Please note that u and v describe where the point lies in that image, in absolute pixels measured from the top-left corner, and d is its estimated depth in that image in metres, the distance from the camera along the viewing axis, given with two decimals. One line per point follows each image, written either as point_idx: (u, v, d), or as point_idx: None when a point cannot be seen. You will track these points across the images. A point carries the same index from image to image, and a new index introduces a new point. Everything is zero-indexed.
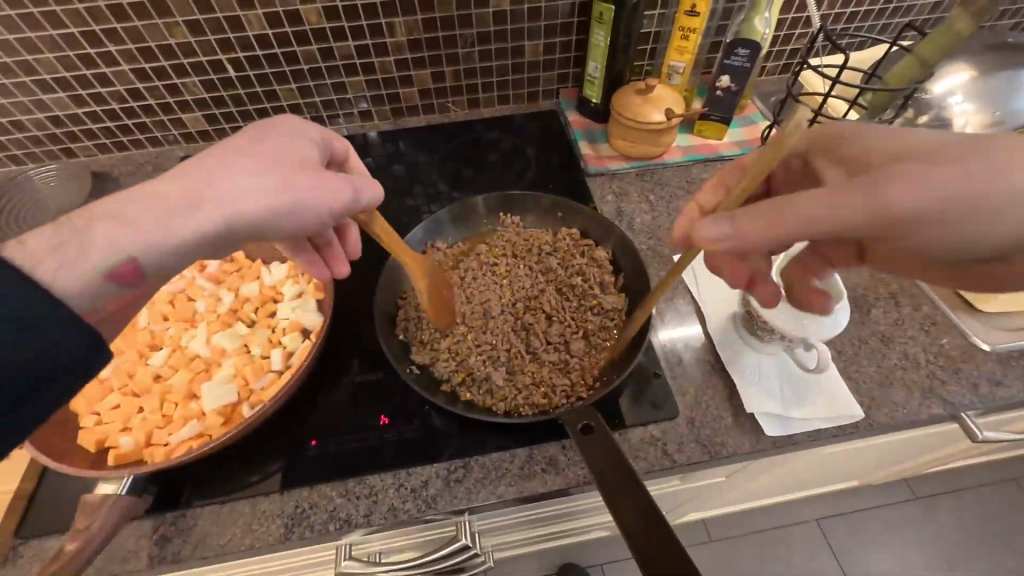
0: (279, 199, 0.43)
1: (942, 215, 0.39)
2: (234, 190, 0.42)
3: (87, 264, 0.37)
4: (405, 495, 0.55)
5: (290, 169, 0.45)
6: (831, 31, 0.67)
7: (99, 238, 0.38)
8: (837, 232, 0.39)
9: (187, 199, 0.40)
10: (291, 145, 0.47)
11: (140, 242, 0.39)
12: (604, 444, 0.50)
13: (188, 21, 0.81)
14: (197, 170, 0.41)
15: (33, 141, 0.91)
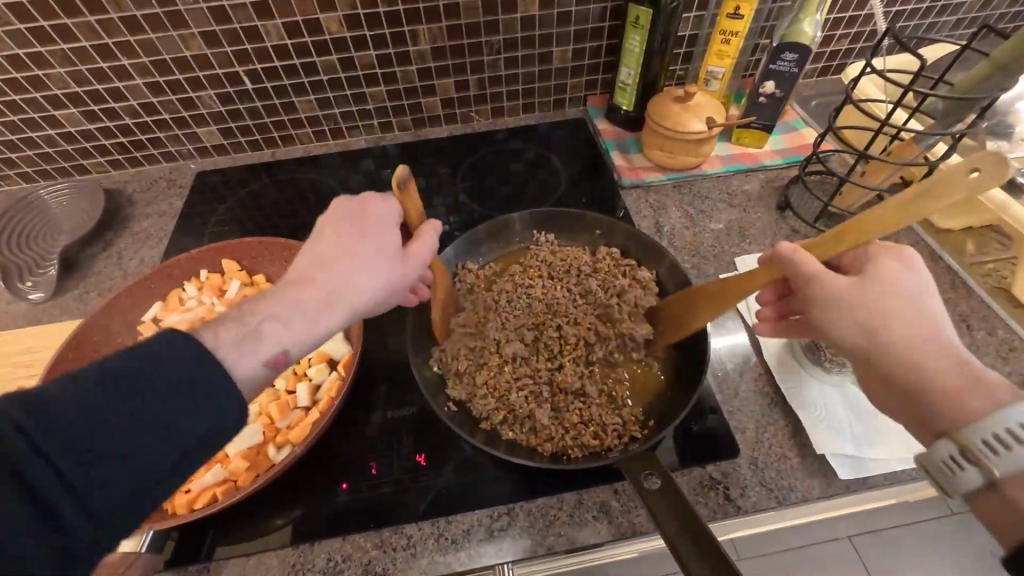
0: (392, 282, 0.45)
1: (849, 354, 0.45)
2: (362, 286, 0.44)
3: (250, 357, 0.39)
4: (446, 546, 0.51)
5: (394, 249, 0.46)
6: (897, 35, 0.62)
7: (251, 348, 0.39)
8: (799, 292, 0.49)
9: (321, 295, 0.42)
10: (382, 219, 0.46)
11: (286, 334, 0.41)
12: (671, 496, 0.45)
13: (203, 32, 0.78)
14: (322, 271, 0.43)
15: (43, 158, 0.88)
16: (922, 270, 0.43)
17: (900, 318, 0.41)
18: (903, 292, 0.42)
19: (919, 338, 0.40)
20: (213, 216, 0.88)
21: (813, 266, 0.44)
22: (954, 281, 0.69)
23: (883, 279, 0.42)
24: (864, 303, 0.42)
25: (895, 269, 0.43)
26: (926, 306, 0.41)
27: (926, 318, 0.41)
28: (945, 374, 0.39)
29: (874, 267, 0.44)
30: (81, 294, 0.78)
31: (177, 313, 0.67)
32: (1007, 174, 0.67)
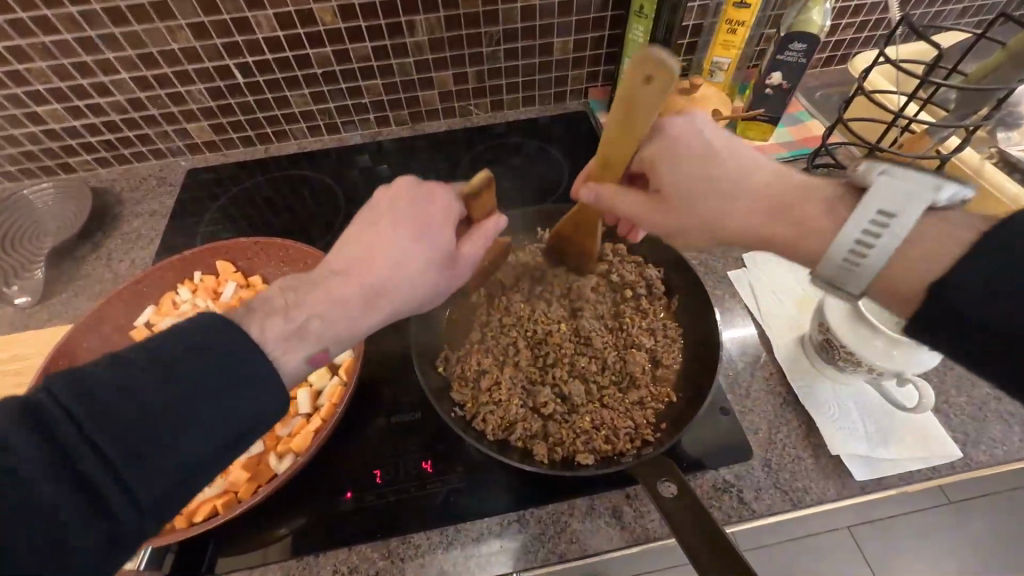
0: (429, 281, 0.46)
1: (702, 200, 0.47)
2: (408, 286, 0.45)
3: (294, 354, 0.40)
4: (455, 554, 0.50)
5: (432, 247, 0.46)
6: (912, 21, 0.60)
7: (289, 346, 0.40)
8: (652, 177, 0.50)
9: (369, 290, 0.43)
10: (426, 221, 0.46)
11: (333, 327, 0.42)
12: (686, 502, 0.44)
13: (192, 23, 0.74)
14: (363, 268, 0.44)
15: (26, 156, 0.85)
16: (699, 139, 0.48)
17: (705, 198, 0.47)
18: (682, 170, 0.47)
19: (721, 201, 0.46)
20: (206, 214, 0.85)
21: (612, 200, 0.51)
22: None
23: (660, 176, 0.49)
24: (668, 216, 0.49)
25: (670, 164, 0.48)
26: (706, 169, 0.47)
27: (726, 186, 0.46)
28: (752, 224, 0.46)
29: (659, 171, 0.49)
30: (69, 298, 0.75)
31: (171, 317, 0.65)
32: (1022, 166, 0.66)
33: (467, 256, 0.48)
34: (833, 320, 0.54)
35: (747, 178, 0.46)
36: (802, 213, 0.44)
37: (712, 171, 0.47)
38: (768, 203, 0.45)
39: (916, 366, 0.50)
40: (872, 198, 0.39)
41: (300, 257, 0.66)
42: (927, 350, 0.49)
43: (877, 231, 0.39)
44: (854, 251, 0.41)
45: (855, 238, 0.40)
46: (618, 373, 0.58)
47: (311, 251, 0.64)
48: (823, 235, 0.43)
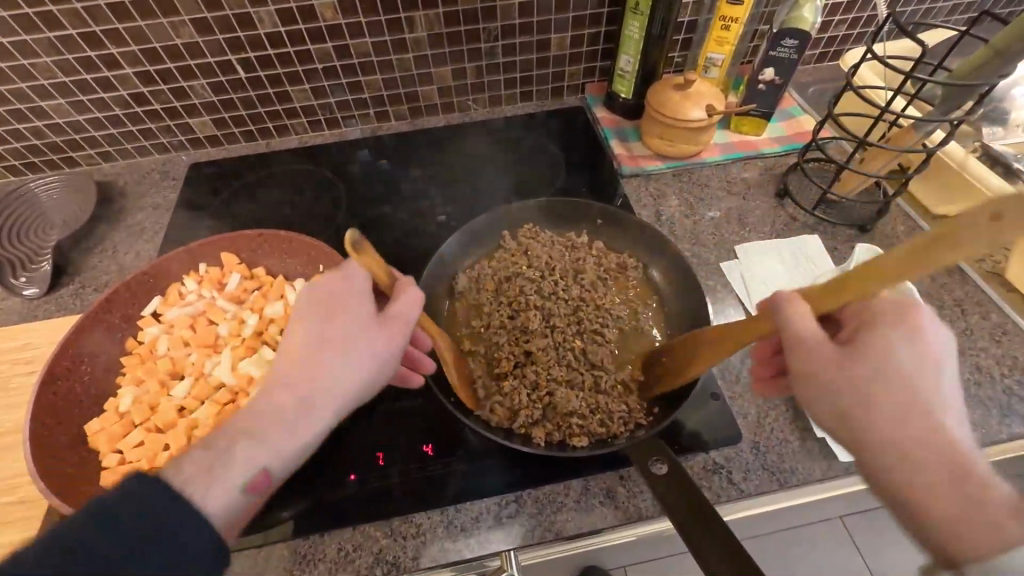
0: (370, 362, 0.44)
1: (902, 402, 0.37)
2: (348, 376, 0.43)
3: (223, 485, 0.37)
4: (455, 533, 0.52)
5: (339, 323, 0.44)
6: (899, 19, 0.61)
7: (240, 458, 0.38)
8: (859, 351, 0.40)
9: (306, 398, 0.41)
10: (336, 301, 0.45)
11: (267, 452, 0.39)
12: (678, 483, 0.45)
13: (194, 19, 0.76)
14: (302, 359, 0.42)
15: (31, 151, 0.86)
16: (888, 337, 0.40)
17: (881, 382, 0.38)
18: (890, 353, 0.39)
19: (901, 415, 0.37)
20: (209, 207, 0.87)
21: (801, 319, 0.42)
22: (949, 266, 0.70)
23: (867, 336, 0.41)
24: (836, 366, 0.40)
25: (887, 340, 0.40)
26: (903, 368, 0.39)
27: (908, 378, 0.38)
28: (909, 438, 0.37)
29: (866, 338, 0.41)
30: (76, 289, 0.76)
31: (177, 307, 0.66)
32: (1004, 159, 0.68)
33: (399, 314, 0.46)
34: None
35: (928, 388, 0.38)
36: (979, 494, 0.34)
37: (888, 377, 0.38)
38: (945, 475, 0.35)
39: None
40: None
41: (303, 248, 0.68)
42: None
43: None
44: None
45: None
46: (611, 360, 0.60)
47: (314, 242, 0.66)
48: (997, 533, 0.33)
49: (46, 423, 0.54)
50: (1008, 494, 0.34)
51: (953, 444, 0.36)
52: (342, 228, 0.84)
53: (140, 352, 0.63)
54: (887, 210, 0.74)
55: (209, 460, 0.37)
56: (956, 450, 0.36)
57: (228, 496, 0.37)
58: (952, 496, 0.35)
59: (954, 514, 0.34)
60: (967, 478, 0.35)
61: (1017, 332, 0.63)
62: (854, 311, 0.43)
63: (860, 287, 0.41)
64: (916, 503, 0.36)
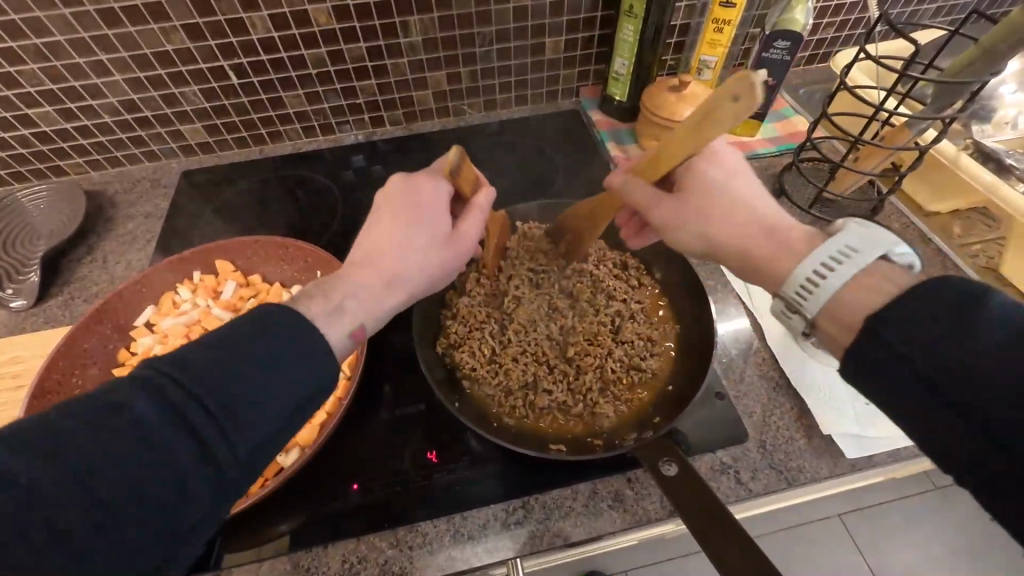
0: (438, 256, 0.48)
1: (736, 198, 0.47)
2: (429, 260, 0.48)
3: (337, 325, 0.42)
4: (462, 541, 0.51)
5: (412, 207, 0.48)
6: (891, 18, 0.62)
7: (345, 313, 0.42)
8: (697, 210, 0.48)
9: (393, 270, 0.46)
10: (403, 191, 0.48)
11: (364, 311, 0.44)
12: (688, 484, 0.45)
13: (186, 24, 0.75)
14: (367, 237, 0.47)
15: (17, 160, 0.84)
16: (725, 159, 0.49)
17: (706, 197, 0.47)
18: (709, 179, 0.48)
19: (725, 208, 0.46)
20: (202, 215, 0.85)
21: (631, 183, 0.51)
22: (945, 262, 0.71)
23: (687, 176, 0.49)
24: (696, 212, 0.48)
25: (702, 169, 0.48)
26: (711, 179, 0.48)
27: (732, 195, 0.47)
28: (742, 228, 0.46)
29: (687, 172, 0.49)
30: (65, 300, 0.75)
31: (171, 316, 0.64)
32: (997, 156, 0.68)
33: (468, 232, 0.50)
34: None
35: (727, 196, 0.47)
36: (787, 238, 0.44)
37: (722, 186, 0.47)
38: (777, 240, 0.44)
39: None
40: (838, 238, 0.41)
41: (300, 254, 0.67)
42: None
43: (840, 261, 0.39)
44: (810, 280, 0.40)
45: (817, 261, 0.40)
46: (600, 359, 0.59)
47: (312, 248, 0.65)
48: (793, 258, 0.43)
49: None
50: (807, 231, 0.44)
51: (770, 216, 0.46)
52: (339, 234, 0.83)
53: (133, 364, 0.61)
54: (881, 207, 0.75)
55: (324, 304, 0.42)
56: (773, 222, 0.45)
57: (338, 339, 0.42)
58: (772, 246, 0.44)
59: (772, 257, 0.44)
60: (792, 232, 0.44)
61: None
62: (683, 168, 0.50)
63: (674, 155, 0.48)
64: (758, 265, 0.45)
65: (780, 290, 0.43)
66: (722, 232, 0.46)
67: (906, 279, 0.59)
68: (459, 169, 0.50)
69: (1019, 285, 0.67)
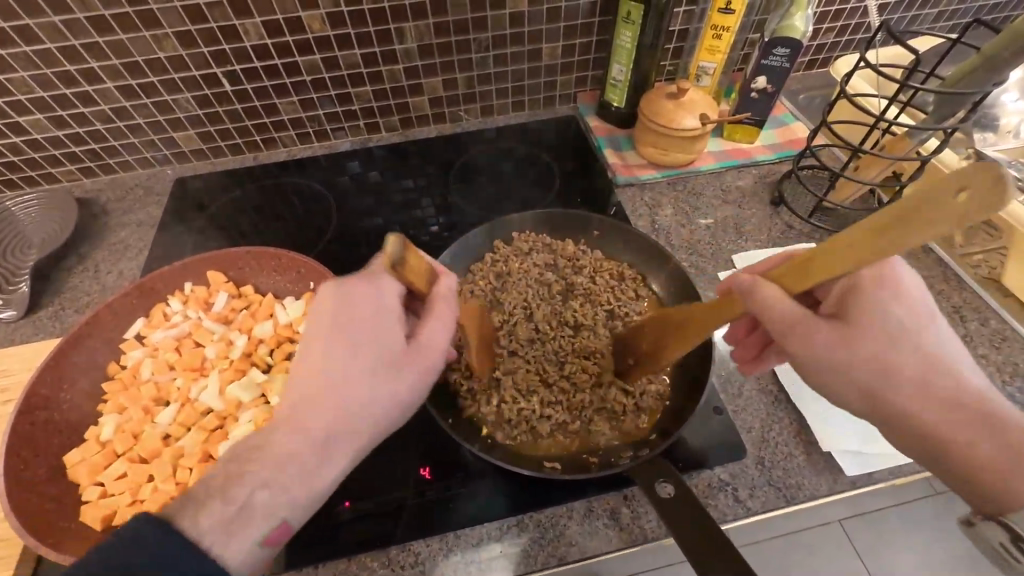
0: (382, 396, 0.42)
1: (924, 351, 0.41)
2: (374, 404, 0.42)
3: (245, 534, 0.37)
4: (455, 561, 0.50)
5: (350, 343, 0.42)
6: (891, 27, 0.61)
7: (262, 506, 0.38)
8: (880, 365, 0.40)
9: (325, 433, 0.40)
10: (340, 319, 0.42)
11: (286, 502, 0.39)
12: (684, 503, 0.44)
13: (178, 31, 0.74)
14: (296, 393, 0.40)
15: (8, 167, 0.83)
16: (914, 297, 0.42)
17: (895, 353, 0.40)
18: (887, 319, 0.41)
19: (922, 377, 0.40)
20: (195, 223, 0.84)
21: (774, 300, 0.41)
22: (946, 273, 0.70)
23: (857, 313, 0.41)
24: (844, 345, 0.41)
25: (880, 308, 0.42)
26: (901, 325, 0.41)
27: (923, 347, 0.41)
28: (921, 409, 0.40)
29: (856, 303, 0.42)
30: (55, 311, 0.74)
31: (161, 329, 0.63)
32: (998, 166, 0.68)
33: (429, 344, 0.45)
34: None
35: (914, 353, 0.41)
36: (1010, 438, 0.39)
37: (905, 337, 0.41)
38: (986, 419, 0.40)
39: None
40: None
41: (292, 265, 0.66)
42: None
43: None
44: None
45: None
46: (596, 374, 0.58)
47: (305, 259, 0.64)
48: (1016, 475, 0.39)
49: (22, 455, 0.51)
50: (1019, 425, 0.40)
51: (973, 391, 0.41)
52: (333, 242, 0.82)
53: (122, 378, 0.60)
54: None
55: (223, 504, 0.37)
56: (977, 402, 0.40)
57: (249, 549, 0.37)
58: (993, 444, 0.39)
59: (992, 460, 0.39)
60: (1004, 425, 0.40)
61: (1016, 338, 0.63)
62: (842, 288, 0.43)
63: (826, 269, 0.37)
64: (955, 459, 0.41)
65: (1001, 508, 0.40)
66: (911, 411, 0.41)
67: None
68: (403, 263, 0.42)
69: (1021, 296, 0.66)
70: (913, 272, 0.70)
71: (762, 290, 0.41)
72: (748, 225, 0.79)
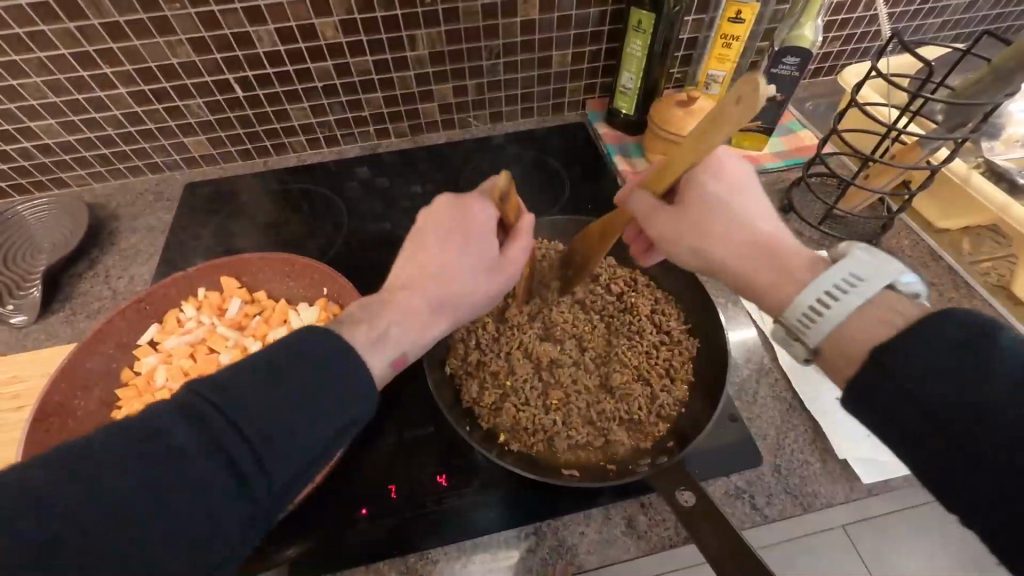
0: (482, 289, 0.48)
1: (724, 203, 0.46)
2: (471, 285, 0.47)
3: (379, 359, 0.42)
4: (474, 569, 0.50)
5: (455, 235, 0.47)
6: (904, 38, 0.61)
7: (394, 340, 0.43)
8: (707, 230, 0.46)
9: (434, 302, 0.46)
10: (457, 220, 0.47)
11: (406, 343, 0.44)
12: (707, 515, 0.43)
13: (192, 38, 0.74)
14: (416, 270, 0.47)
15: (18, 172, 0.83)
16: (734, 175, 0.47)
17: (713, 215, 0.45)
18: (710, 194, 0.46)
19: (715, 230, 0.45)
20: (205, 229, 0.84)
21: (641, 206, 0.49)
22: (956, 280, 0.70)
23: (692, 195, 0.47)
24: (676, 219, 0.47)
25: (701, 189, 0.46)
26: (713, 193, 0.46)
27: (726, 206, 0.46)
28: (736, 251, 0.44)
29: (688, 180, 0.47)
30: (67, 316, 0.73)
31: (175, 335, 0.63)
32: (1009, 175, 0.68)
33: (514, 258, 0.49)
34: None
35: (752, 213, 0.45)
36: (788, 264, 0.42)
37: (722, 200, 0.46)
38: (774, 248, 0.43)
39: None
40: (843, 265, 0.39)
41: (307, 272, 0.66)
42: None
43: (843, 292, 0.38)
44: (814, 307, 0.39)
45: (819, 293, 0.39)
46: (612, 384, 0.58)
47: (319, 266, 0.64)
48: (793, 287, 0.41)
49: None
50: (810, 257, 0.43)
51: (761, 234, 0.45)
52: (344, 249, 0.82)
53: (137, 384, 0.60)
54: (890, 224, 0.75)
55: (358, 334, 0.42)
56: (766, 239, 0.44)
57: (377, 372, 0.42)
58: (774, 269, 0.43)
59: (775, 283, 0.42)
60: (797, 256, 0.43)
61: None
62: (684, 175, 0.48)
63: (677, 166, 0.46)
64: (753, 290, 0.44)
65: (781, 316, 0.42)
66: (724, 256, 0.45)
67: None
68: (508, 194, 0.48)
69: None
70: (923, 280, 0.71)
71: (637, 197, 0.49)
72: None
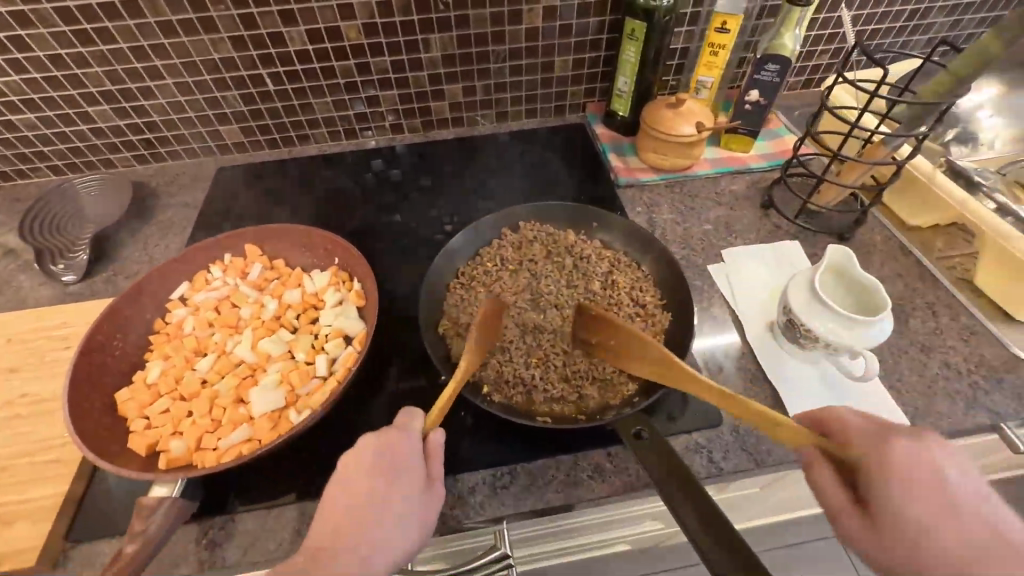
0: (415, 509, 0.44)
1: (943, 527, 0.38)
2: (407, 531, 0.43)
3: None
4: (453, 501, 0.56)
5: (390, 455, 0.45)
6: (866, 47, 0.68)
7: None
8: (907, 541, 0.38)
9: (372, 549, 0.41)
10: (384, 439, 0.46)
11: None
12: (660, 452, 0.50)
13: (232, 36, 0.84)
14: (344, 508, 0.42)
15: (74, 152, 0.94)
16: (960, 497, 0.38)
17: (933, 537, 0.37)
18: (926, 506, 0.38)
19: (925, 539, 0.37)
20: (232, 208, 0.93)
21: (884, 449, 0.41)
22: (923, 272, 0.75)
23: (910, 497, 0.39)
24: (897, 510, 0.39)
25: (908, 483, 0.39)
26: (943, 513, 0.38)
27: (944, 525, 0.38)
28: None
29: (912, 487, 0.39)
30: (108, 277, 0.82)
31: (203, 291, 0.71)
32: (967, 173, 0.74)
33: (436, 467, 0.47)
34: (795, 304, 0.61)
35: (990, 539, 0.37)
36: None
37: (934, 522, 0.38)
38: None
39: (865, 341, 0.57)
40: None
41: (321, 242, 0.74)
42: (872, 328, 0.56)
43: None
44: None
45: None
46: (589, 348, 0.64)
47: (331, 237, 0.72)
48: None
49: (82, 389, 0.59)
50: None
51: None
52: (356, 229, 0.90)
53: (167, 331, 0.68)
54: (863, 220, 0.80)
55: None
56: None
57: None
58: None
59: None
60: None
61: (986, 333, 0.68)
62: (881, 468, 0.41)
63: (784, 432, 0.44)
64: None
65: None
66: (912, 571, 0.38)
67: (877, 281, 0.60)
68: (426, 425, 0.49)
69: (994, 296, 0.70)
70: (891, 271, 0.75)
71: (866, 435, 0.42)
72: (739, 225, 0.84)
